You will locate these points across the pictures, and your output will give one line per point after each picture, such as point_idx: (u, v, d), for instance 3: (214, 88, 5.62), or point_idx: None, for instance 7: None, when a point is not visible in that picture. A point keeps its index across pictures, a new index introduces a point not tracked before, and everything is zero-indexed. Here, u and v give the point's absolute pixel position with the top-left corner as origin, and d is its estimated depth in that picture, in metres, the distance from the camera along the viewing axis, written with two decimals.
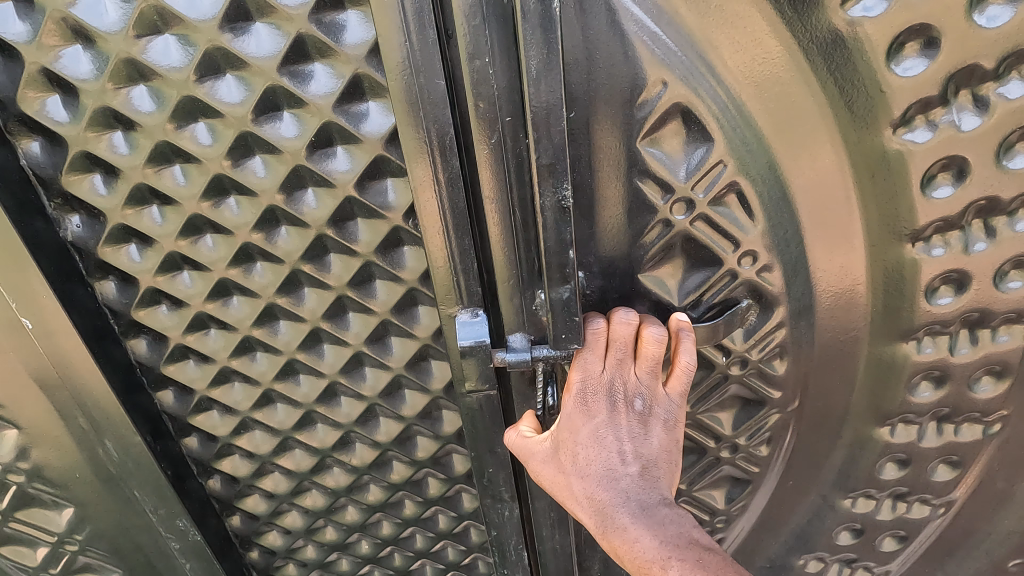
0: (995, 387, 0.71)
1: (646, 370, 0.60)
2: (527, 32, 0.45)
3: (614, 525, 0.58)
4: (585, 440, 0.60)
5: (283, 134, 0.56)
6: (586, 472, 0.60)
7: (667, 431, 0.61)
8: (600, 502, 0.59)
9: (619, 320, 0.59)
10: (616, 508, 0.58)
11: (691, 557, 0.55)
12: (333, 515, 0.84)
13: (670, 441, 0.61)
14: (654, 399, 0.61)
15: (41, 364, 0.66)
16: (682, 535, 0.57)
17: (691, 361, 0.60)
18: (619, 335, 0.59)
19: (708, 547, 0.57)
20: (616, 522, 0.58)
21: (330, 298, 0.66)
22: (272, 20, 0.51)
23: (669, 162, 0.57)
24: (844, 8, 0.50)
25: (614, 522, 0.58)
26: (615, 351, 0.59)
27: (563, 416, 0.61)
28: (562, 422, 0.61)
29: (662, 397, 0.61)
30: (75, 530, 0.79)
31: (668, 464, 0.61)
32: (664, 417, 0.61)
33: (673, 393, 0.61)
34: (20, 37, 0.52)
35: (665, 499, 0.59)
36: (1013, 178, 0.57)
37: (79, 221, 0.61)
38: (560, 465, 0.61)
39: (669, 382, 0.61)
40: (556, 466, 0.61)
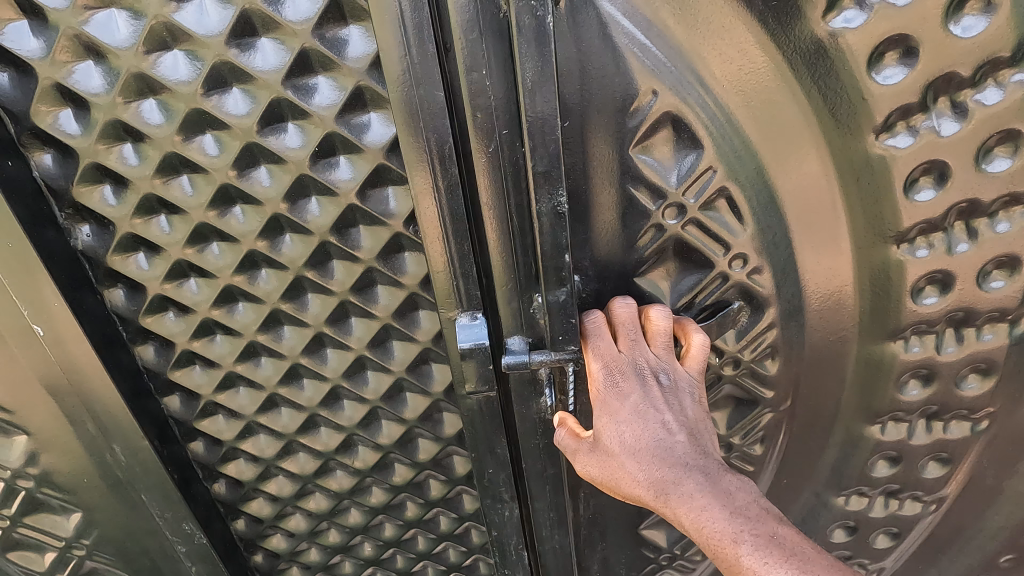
0: (982, 384, 0.73)
1: (661, 346, 0.60)
2: (522, 46, 0.47)
3: (678, 492, 0.54)
4: (627, 419, 0.57)
5: (287, 145, 0.58)
6: (637, 448, 0.56)
7: (696, 403, 0.60)
8: (659, 476, 0.55)
9: (619, 306, 0.62)
10: (679, 477, 0.55)
11: (764, 531, 0.52)
12: (337, 517, 0.85)
13: (701, 411, 0.60)
14: (676, 374, 0.60)
15: (51, 370, 0.67)
16: (750, 507, 0.54)
17: (703, 340, 0.61)
18: (624, 319, 0.61)
19: (777, 517, 0.55)
20: (680, 489, 0.55)
21: (334, 303, 0.68)
22: (277, 36, 0.53)
23: (661, 168, 0.59)
24: (825, 20, 0.53)
25: (677, 491, 0.55)
26: (627, 332, 0.60)
27: (597, 400, 0.59)
28: (600, 408, 0.59)
29: (682, 372, 0.60)
30: (82, 535, 0.81)
31: (708, 433, 0.60)
32: (689, 391, 0.60)
33: (692, 369, 0.61)
34: (34, 53, 0.53)
35: (722, 467, 0.57)
36: (991, 181, 0.60)
37: (89, 230, 0.63)
38: (608, 448, 0.58)
39: (685, 361, 0.62)
40: (603, 450, 0.59)
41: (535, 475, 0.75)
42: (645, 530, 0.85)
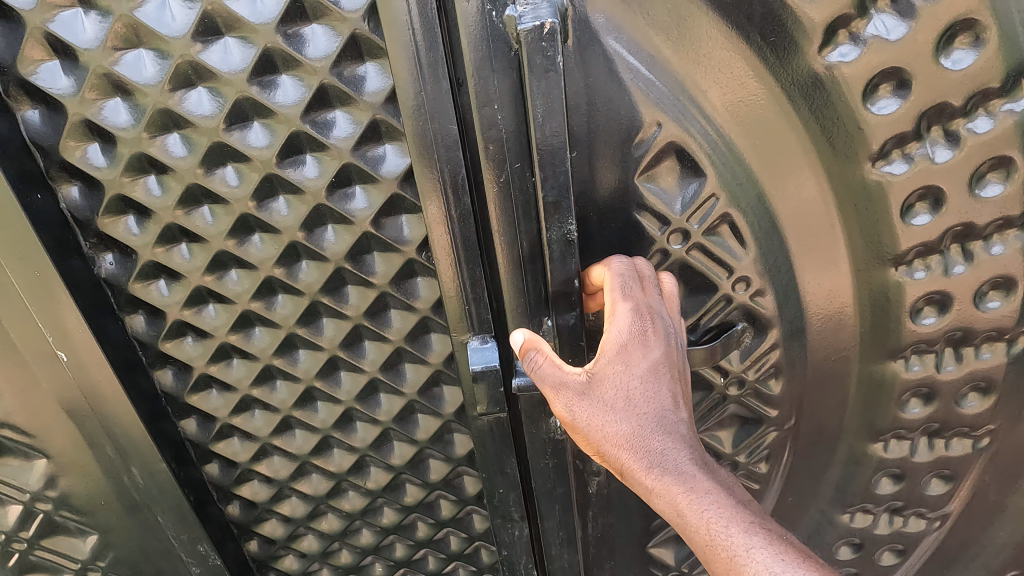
0: (982, 402, 0.74)
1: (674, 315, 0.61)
2: (533, 84, 0.50)
3: (675, 467, 0.56)
4: (639, 375, 0.57)
5: (305, 176, 0.60)
6: (640, 415, 0.57)
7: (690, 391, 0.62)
8: (658, 445, 0.56)
9: (645, 262, 0.61)
10: (678, 459, 0.56)
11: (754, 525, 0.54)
12: (349, 537, 0.86)
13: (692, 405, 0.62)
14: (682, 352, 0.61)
15: (72, 395, 0.69)
16: (741, 503, 0.57)
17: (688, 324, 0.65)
18: (651, 272, 0.60)
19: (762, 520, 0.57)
20: (678, 466, 0.56)
21: (348, 327, 0.70)
22: (297, 73, 0.56)
23: (665, 197, 0.61)
24: (821, 54, 0.55)
25: (675, 466, 0.56)
26: (655, 285, 0.59)
27: (609, 345, 0.57)
28: (614, 355, 0.57)
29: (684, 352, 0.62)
30: (98, 557, 0.82)
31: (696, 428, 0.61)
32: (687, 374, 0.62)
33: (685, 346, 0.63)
34: (65, 90, 0.56)
35: (711, 463, 0.60)
36: (985, 206, 0.62)
37: (113, 259, 0.65)
38: (604, 399, 0.57)
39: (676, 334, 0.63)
40: (599, 399, 0.57)
41: (544, 494, 0.76)
42: (653, 548, 0.86)
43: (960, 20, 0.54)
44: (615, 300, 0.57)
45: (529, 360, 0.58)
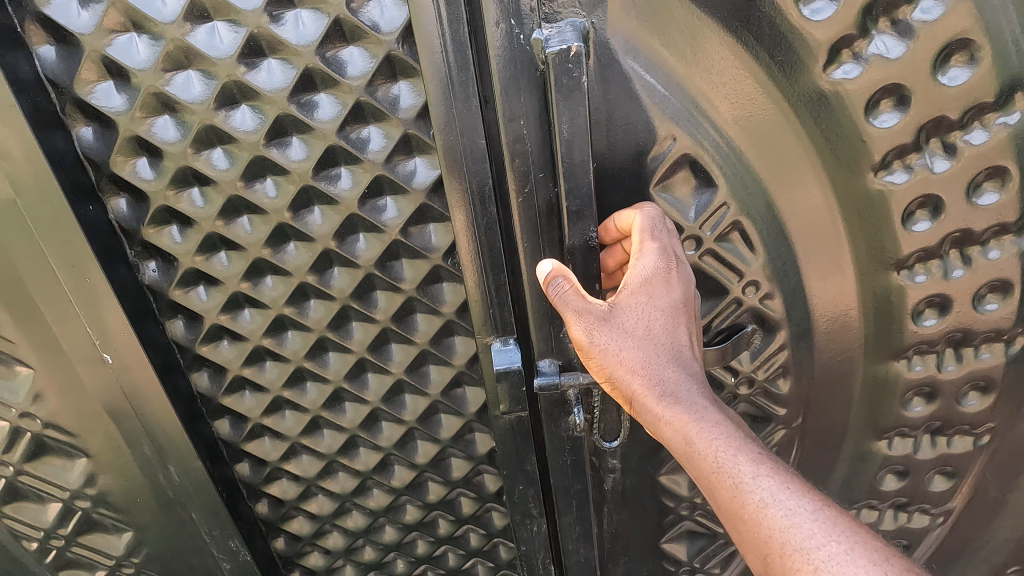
0: (982, 401, 0.78)
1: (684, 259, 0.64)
2: (559, 103, 0.54)
3: (687, 400, 0.58)
4: (660, 311, 0.60)
5: (339, 187, 0.64)
6: (655, 349, 0.60)
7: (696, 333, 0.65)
8: (672, 379, 0.59)
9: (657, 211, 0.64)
10: (689, 393, 0.59)
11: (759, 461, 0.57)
12: (372, 534, 0.89)
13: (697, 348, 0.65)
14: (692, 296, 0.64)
15: (114, 395, 0.73)
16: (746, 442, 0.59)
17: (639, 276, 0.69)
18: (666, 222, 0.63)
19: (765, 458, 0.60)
20: (691, 399, 0.58)
21: (375, 330, 0.73)
22: (334, 92, 0.60)
23: (679, 205, 0.65)
24: (826, 72, 0.59)
25: (687, 400, 0.58)
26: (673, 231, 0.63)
27: (632, 278, 0.60)
28: (635, 288, 0.60)
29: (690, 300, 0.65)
30: (132, 554, 0.85)
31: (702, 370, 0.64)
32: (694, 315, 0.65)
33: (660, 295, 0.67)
34: (118, 108, 0.60)
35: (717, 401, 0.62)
36: (982, 213, 0.65)
37: (155, 266, 0.69)
38: (624, 330, 0.60)
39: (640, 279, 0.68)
40: (619, 330, 0.60)
41: (562, 490, 0.79)
42: (666, 544, 0.89)
43: (956, 40, 0.57)
44: (643, 238, 0.60)
45: (551, 285, 0.60)
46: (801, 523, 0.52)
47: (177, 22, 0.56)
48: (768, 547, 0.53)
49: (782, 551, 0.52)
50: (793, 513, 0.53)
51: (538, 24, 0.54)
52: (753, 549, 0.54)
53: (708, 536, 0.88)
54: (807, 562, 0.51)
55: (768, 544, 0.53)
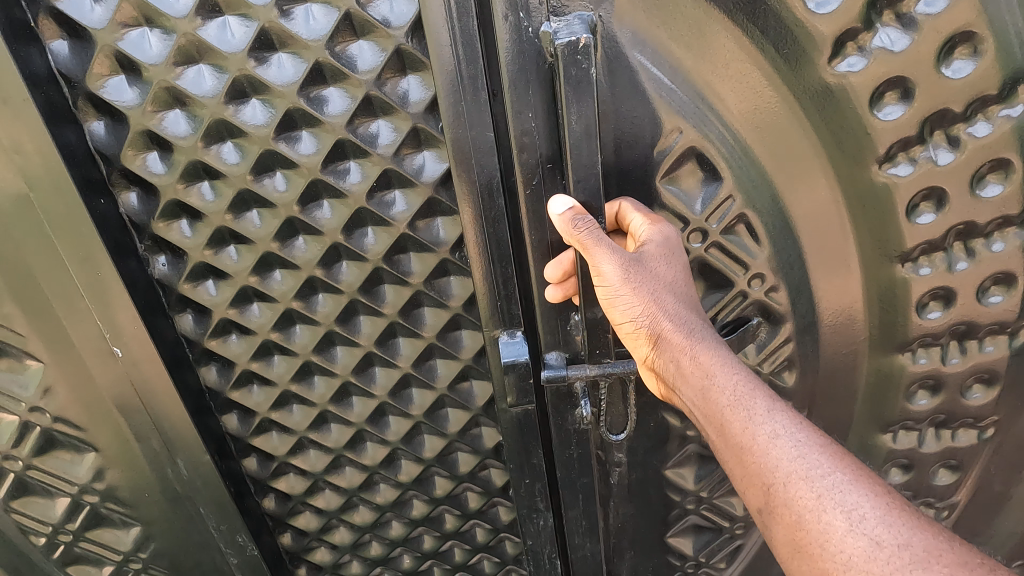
0: (986, 394, 0.78)
1: None
2: (568, 94, 0.54)
3: (706, 344, 0.59)
4: (680, 266, 0.61)
5: (348, 181, 0.65)
6: (678, 295, 0.60)
7: None
8: (693, 325, 0.60)
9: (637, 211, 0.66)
10: (707, 336, 0.60)
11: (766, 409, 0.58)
12: (378, 529, 0.90)
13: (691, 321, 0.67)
14: None
15: (124, 389, 0.73)
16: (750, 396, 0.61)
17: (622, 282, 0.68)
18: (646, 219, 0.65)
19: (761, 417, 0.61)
20: (709, 344, 0.59)
21: (383, 324, 0.73)
22: (344, 85, 0.60)
23: (685, 198, 0.65)
24: (831, 65, 0.60)
25: (705, 343, 0.59)
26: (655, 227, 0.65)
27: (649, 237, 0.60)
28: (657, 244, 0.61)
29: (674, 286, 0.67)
30: (139, 549, 0.85)
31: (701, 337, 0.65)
32: None
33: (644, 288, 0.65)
34: (129, 102, 0.60)
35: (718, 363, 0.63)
36: (985, 205, 0.66)
37: (165, 260, 0.69)
38: (654, 274, 0.59)
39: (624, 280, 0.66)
40: (650, 272, 0.59)
41: (568, 484, 0.80)
42: (671, 538, 0.89)
43: (960, 32, 0.58)
44: (649, 215, 0.62)
45: (579, 220, 0.58)
46: (810, 456, 0.54)
47: (190, 17, 0.57)
48: (773, 476, 0.53)
49: (788, 478, 0.53)
50: (804, 447, 0.54)
51: (547, 18, 0.55)
52: (759, 478, 0.54)
53: (714, 531, 0.88)
54: (811, 490, 0.52)
55: (776, 474, 0.53)
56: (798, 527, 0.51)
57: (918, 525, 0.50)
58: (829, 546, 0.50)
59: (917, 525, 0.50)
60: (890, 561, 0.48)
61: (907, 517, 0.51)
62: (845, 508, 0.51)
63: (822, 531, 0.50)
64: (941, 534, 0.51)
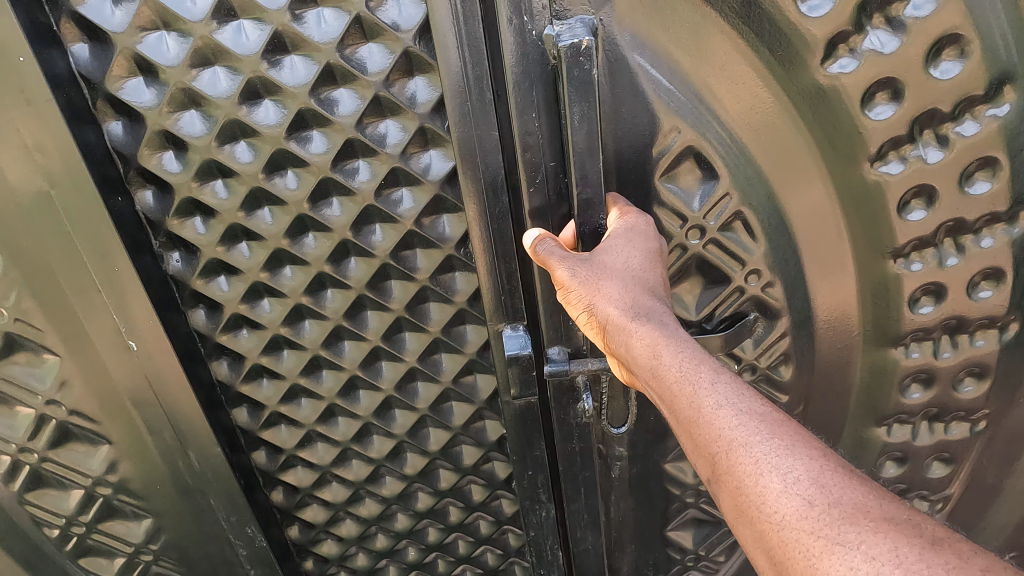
0: (977, 387, 0.80)
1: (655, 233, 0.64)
2: (570, 94, 0.56)
3: (655, 318, 0.56)
4: (635, 253, 0.60)
5: (357, 179, 0.67)
6: (628, 278, 0.58)
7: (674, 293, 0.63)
8: (643, 302, 0.56)
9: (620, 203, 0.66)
10: (657, 310, 0.57)
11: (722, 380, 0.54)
12: (384, 522, 0.91)
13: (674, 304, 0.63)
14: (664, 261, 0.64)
15: (138, 383, 0.75)
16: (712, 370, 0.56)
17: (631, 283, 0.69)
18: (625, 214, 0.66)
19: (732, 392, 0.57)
20: (658, 318, 0.56)
21: (390, 319, 0.75)
22: (354, 87, 0.62)
23: (684, 196, 0.68)
24: (823, 66, 0.62)
25: (654, 317, 0.56)
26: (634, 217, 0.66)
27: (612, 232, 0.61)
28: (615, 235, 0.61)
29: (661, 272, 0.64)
30: (150, 541, 0.87)
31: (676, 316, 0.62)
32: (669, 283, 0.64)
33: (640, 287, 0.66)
34: (147, 103, 0.62)
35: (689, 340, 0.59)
36: (974, 201, 0.68)
37: (179, 257, 0.71)
38: (604, 266, 0.59)
39: None
40: (599, 266, 0.59)
41: (570, 477, 0.82)
42: (672, 531, 0.91)
43: (947, 35, 0.60)
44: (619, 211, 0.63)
45: (539, 243, 0.62)
46: (750, 422, 0.49)
47: (205, 21, 0.59)
48: (714, 444, 0.50)
49: (727, 446, 0.49)
50: (747, 414, 0.50)
51: (551, 22, 0.57)
52: (702, 449, 0.50)
53: (714, 524, 0.90)
54: (748, 456, 0.48)
55: (716, 443, 0.49)
56: (739, 493, 0.47)
57: (860, 487, 0.46)
58: (765, 509, 0.46)
59: (859, 487, 0.46)
60: (822, 521, 0.44)
61: (848, 478, 0.47)
62: (783, 471, 0.47)
63: (758, 495, 0.46)
64: (886, 497, 0.47)
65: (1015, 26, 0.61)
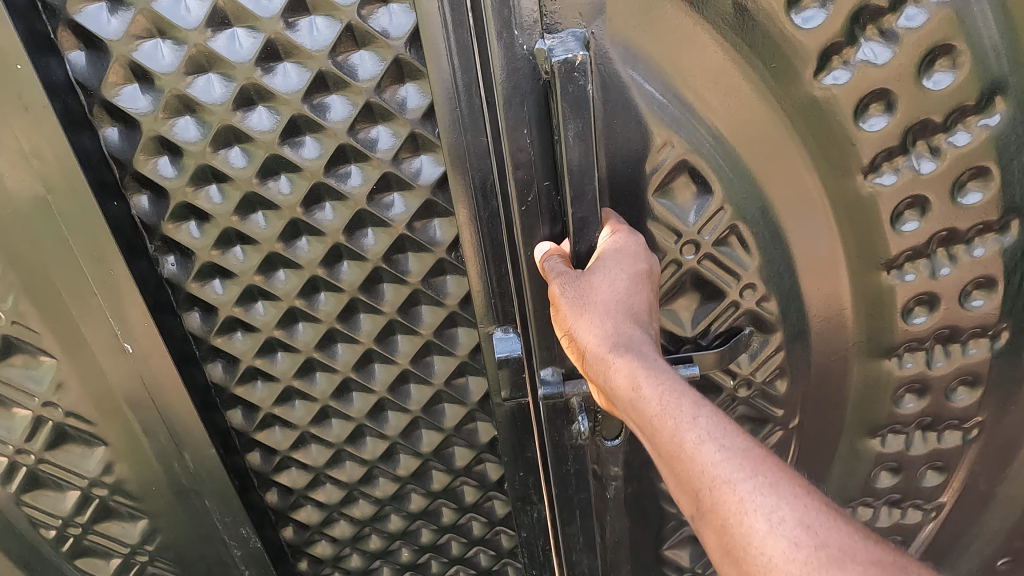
0: (970, 396, 0.81)
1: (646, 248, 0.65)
2: (564, 110, 0.56)
3: (640, 350, 0.56)
4: (621, 278, 0.60)
5: (350, 184, 0.68)
6: (615, 305, 0.59)
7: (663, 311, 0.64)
8: (626, 333, 0.57)
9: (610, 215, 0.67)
10: (641, 341, 0.57)
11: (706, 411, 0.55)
12: (377, 523, 0.92)
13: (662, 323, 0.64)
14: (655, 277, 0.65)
15: (133, 385, 0.76)
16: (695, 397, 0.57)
17: None
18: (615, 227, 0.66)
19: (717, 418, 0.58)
20: (642, 350, 0.57)
21: (383, 321, 0.76)
22: (345, 93, 0.64)
23: (679, 211, 0.69)
24: (816, 79, 0.63)
25: (637, 349, 0.56)
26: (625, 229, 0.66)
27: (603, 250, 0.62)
28: (605, 256, 0.62)
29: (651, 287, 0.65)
30: (146, 542, 0.88)
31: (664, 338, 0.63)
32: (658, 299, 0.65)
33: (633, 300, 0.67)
34: (142, 110, 0.63)
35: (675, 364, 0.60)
36: (965, 212, 0.69)
37: (174, 260, 0.72)
38: (591, 290, 0.60)
39: None
40: (587, 288, 0.60)
41: (565, 499, 0.80)
42: (668, 550, 0.92)
43: (940, 45, 0.61)
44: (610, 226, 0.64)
45: (545, 256, 0.63)
46: (733, 461, 0.51)
47: (200, 29, 0.60)
48: (699, 482, 0.51)
49: (712, 484, 0.50)
50: (731, 451, 0.51)
51: (541, 36, 0.57)
52: (687, 486, 0.52)
53: None
54: (733, 496, 0.49)
55: (701, 481, 0.51)
56: (724, 532, 0.49)
57: (841, 525, 0.49)
58: (751, 549, 0.47)
59: (840, 525, 0.49)
60: (807, 563, 0.45)
61: (831, 517, 0.49)
62: (766, 511, 0.48)
63: (743, 534, 0.48)
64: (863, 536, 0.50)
65: (1006, 36, 0.62)
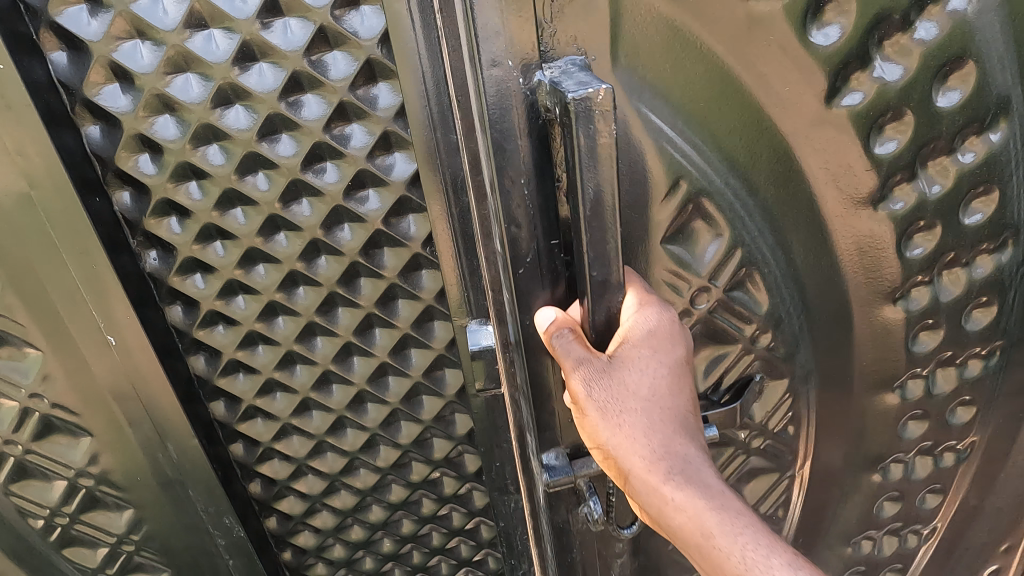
0: (966, 415, 0.83)
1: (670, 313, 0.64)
2: (583, 164, 0.51)
3: (683, 474, 0.58)
4: (656, 383, 0.60)
5: (326, 180, 0.70)
6: (653, 411, 0.60)
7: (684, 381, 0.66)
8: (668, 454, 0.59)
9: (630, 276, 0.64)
10: (685, 464, 0.59)
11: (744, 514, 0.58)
12: (359, 513, 0.94)
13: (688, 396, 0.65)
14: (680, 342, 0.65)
15: (117, 377, 0.78)
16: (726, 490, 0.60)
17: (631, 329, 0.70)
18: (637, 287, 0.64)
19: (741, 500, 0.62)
20: (684, 472, 0.58)
21: (361, 315, 0.79)
22: (320, 92, 0.66)
23: (693, 261, 0.69)
24: (832, 104, 0.62)
25: (681, 473, 0.58)
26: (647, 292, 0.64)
27: (632, 335, 0.60)
28: (637, 342, 0.60)
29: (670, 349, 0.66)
30: (132, 531, 0.90)
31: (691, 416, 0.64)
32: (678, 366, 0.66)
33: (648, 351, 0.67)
34: (123, 108, 0.65)
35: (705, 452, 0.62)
36: (968, 233, 0.71)
37: (156, 255, 0.74)
38: (626, 393, 0.60)
39: None
40: (621, 392, 0.59)
41: None
42: None
43: (953, 61, 0.62)
44: (638, 300, 0.62)
45: (557, 337, 0.61)
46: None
47: (178, 30, 0.62)
48: None
49: None
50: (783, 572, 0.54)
51: (541, 66, 0.54)
52: None
53: None
54: None
55: None
56: None
57: None
58: None
59: None
60: None
61: None
62: None
63: None
64: None
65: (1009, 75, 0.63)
